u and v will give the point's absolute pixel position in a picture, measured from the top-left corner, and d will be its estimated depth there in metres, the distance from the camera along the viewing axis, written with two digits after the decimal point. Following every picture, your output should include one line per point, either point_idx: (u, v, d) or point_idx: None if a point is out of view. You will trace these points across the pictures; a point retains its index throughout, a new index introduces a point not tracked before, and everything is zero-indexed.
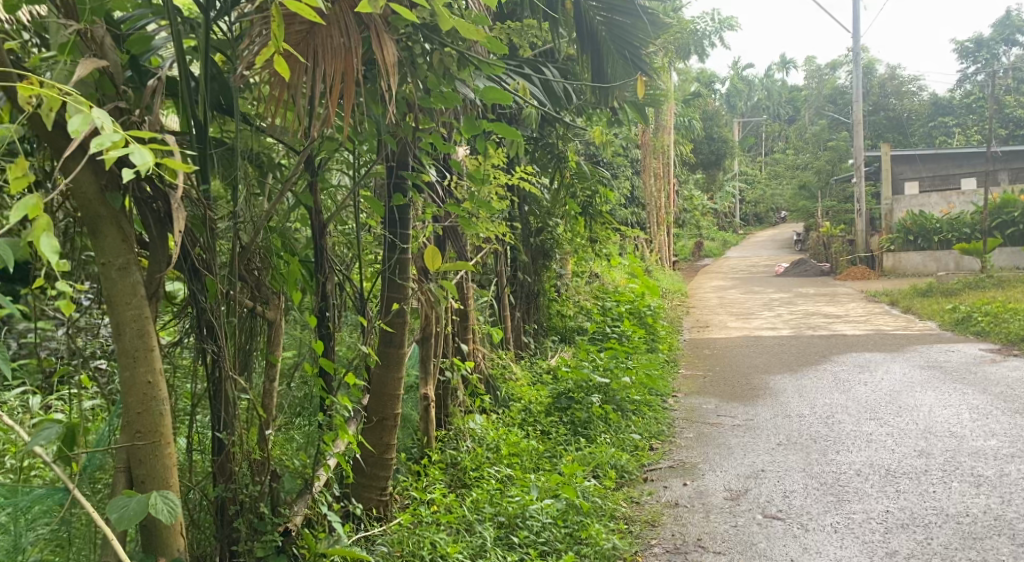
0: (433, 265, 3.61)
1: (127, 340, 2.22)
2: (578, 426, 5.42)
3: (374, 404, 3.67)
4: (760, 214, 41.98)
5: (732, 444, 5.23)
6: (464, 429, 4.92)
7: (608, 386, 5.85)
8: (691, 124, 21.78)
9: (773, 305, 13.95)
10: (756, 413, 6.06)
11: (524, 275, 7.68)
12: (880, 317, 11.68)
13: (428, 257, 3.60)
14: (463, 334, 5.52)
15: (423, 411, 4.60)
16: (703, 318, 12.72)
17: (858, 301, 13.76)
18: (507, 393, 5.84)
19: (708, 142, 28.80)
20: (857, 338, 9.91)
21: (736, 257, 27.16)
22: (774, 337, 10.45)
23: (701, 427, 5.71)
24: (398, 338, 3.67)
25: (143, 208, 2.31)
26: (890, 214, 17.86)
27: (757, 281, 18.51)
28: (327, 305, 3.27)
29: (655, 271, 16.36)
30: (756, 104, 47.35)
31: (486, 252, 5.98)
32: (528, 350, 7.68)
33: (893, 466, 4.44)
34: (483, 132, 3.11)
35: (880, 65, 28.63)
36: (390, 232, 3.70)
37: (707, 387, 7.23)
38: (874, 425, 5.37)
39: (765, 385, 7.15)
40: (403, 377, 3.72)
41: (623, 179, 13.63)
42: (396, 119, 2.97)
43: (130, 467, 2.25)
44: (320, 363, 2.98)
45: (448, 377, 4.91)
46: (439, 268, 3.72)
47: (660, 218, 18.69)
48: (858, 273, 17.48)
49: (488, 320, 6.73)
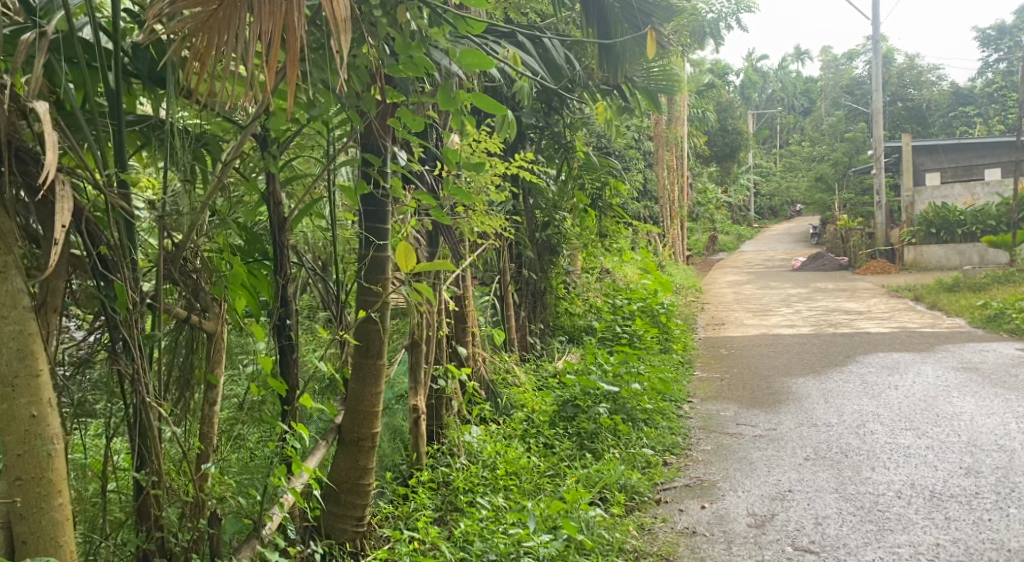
0: (408, 266, 3.15)
1: (4, 364, 1.77)
2: (585, 438, 4.94)
3: (348, 423, 3.25)
4: (775, 207, 41.22)
5: (754, 459, 4.75)
6: (459, 442, 4.49)
7: (618, 394, 5.36)
8: (705, 116, 21.23)
9: (791, 301, 13.40)
10: (779, 422, 5.56)
11: (529, 272, 7.19)
12: (906, 313, 11.12)
13: (401, 257, 3.14)
14: (460, 338, 5.07)
15: (412, 423, 4.20)
16: (719, 316, 12.18)
17: (880, 297, 13.18)
18: (508, 401, 5.39)
19: (722, 134, 28.19)
20: (882, 336, 9.38)
21: (753, 251, 26.50)
22: (793, 335, 9.93)
23: (719, 438, 5.24)
24: (375, 348, 3.23)
25: (30, 196, 1.87)
26: (912, 206, 17.24)
27: (774, 276, 17.92)
28: (288, 313, 2.82)
29: (669, 267, 15.82)
30: (771, 96, 46.58)
31: (486, 248, 5.51)
32: (533, 352, 7.19)
33: (938, 488, 3.94)
34: (463, 107, 2.54)
35: (898, 53, 27.93)
36: (365, 225, 3.25)
37: (724, 391, 6.73)
38: (910, 437, 4.86)
39: (787, 389, 6.66)
40: (383, 391, 3.27)
41: (636, 172, 13.11)
42: (359, 92, 2.51)
43: (9, 524, 1.79)
44: (269, 383, 2.53)
45: (440, 386, 4.48)
46: (415, 268, 3.24)
47: (674, 212, 18.10)
48: (879, 266, 16.87)
49: (490, 321, 6.27)
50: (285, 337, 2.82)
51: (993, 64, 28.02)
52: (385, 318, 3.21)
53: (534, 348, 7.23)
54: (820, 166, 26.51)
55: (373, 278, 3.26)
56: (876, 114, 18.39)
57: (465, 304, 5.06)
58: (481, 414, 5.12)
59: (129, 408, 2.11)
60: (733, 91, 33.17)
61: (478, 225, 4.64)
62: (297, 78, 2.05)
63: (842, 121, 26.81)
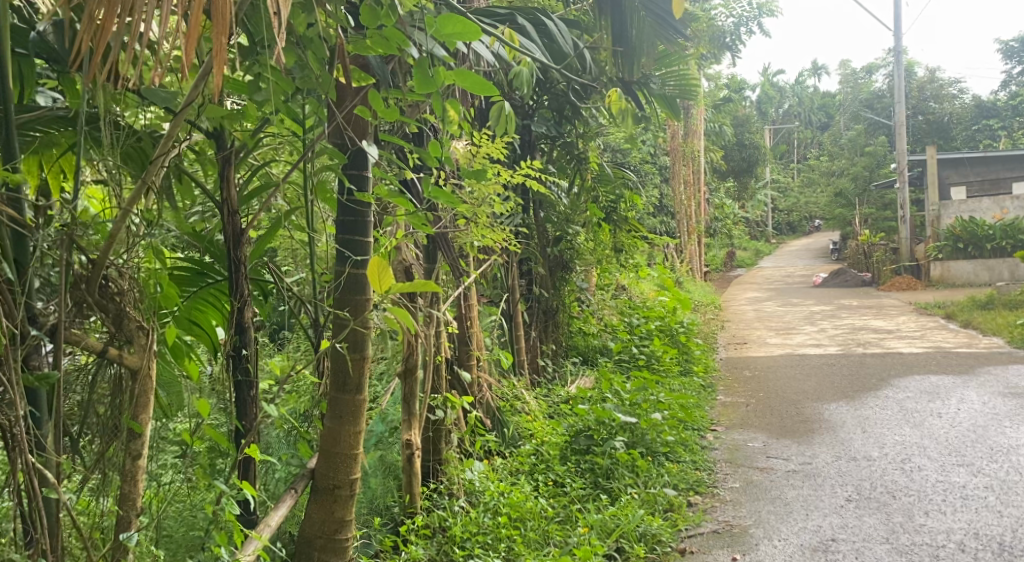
0: (381, 291, 2.66)
1: None
2: (599, 475, 4.45)
3: (322, 468, 2.83)
4: (793, 222, 40.55)
5: (789, 498, 4.25)
6: (458, 481, 4.05)
7: (636, 425, 4.87)
8: (722, 130, 20.80)
9: (815, 319, 12.84)
10: (813, 454, 5.05)
11: (540, 289, 6.71)
12: (938, 332, 10.57)
13: (372, 281, 2.65)
14: (463, 361, 4.61)
15: (405, 460, 3.75)
16: (740, 334, 11.63)
17: (909, 314, 12.63)
18: (514, 430, 4.93)
19: (739, 149, 27.61)
20: (916, 356, 8.85)
21: (772, 268, 25.84)
22: (821, 355, 9.38)
23: (748, 473, 4.73)
24: (354, 381, 2.81)
25: None
26: (938, 220, 16.70)
27: (795, 293, 17.34)
28: (245, 343, 2.45)
29: (686, 284, 15.28)
30: (788, 111, 46.02)
31: (489, 264, 5.04)
32: (544, 375, 6.68)
33: (1007, 541, 3.48)
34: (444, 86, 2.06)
35: (918, 67, 27.40)
36: (341, 238, 2.82)
37: (750, 419, 6.21)
38: (965, 475, 4.36)
39: (819, 416, 6.14)
40: (364, 430, 2.85)
41: (652, 186, 12.61)
42: (315, 71, 2.04)
43: None
44: (209, 429, 2.17)
45: (438, 417, 4.04)
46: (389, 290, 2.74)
47: (691, 228, 17.53)
48: (904, 282, 16.28)
49: (496, 342, 5.81)
50: (240, 371, 2.46)
51: (1016, 76, 27.49)
52: (365, 350, 2.78)
53: (546, 371, 6.74)
54: (839, 180, 25.93)
55: (351, 299, 2.82)
56: (900, 126, 17.87)
57: (468, 325, 4.64)
58: (485, 447, 4.66)
59: (11, 472, 1.67)
60: (751, 105, 32.62)
61: (479, 238, 4.26)
62: (222, 54, 1.62)
63: (863, 134, 26.23)
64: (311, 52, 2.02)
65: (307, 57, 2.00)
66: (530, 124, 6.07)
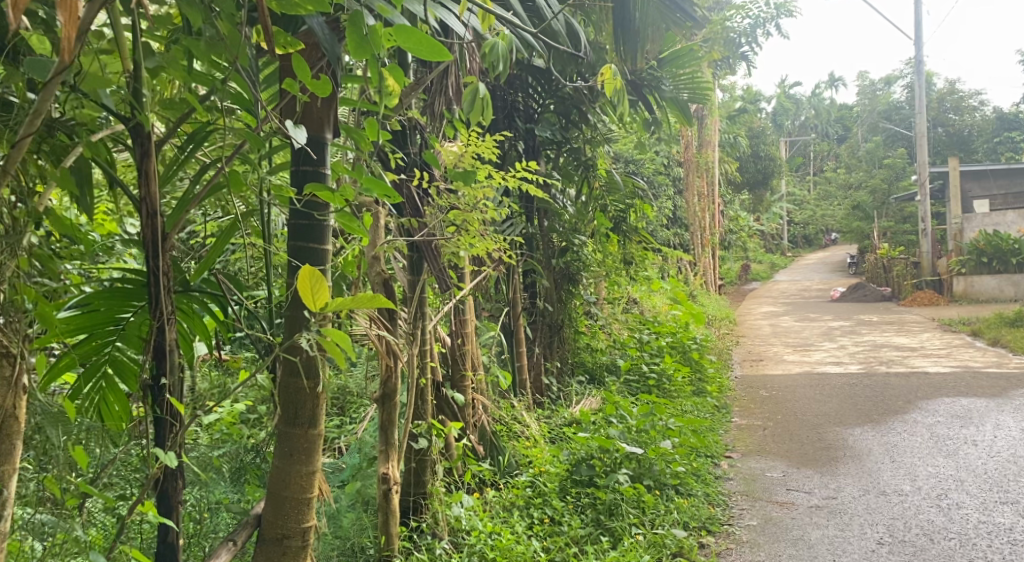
0: (316, 306, 2.20)
1: None
2: (601, 513, 4.01)
3: (270, 514, 2.43)
4: (809, 235, 39.93)
5: (813, 540, 3.81)
6: (444, 518, 3.64)
7: (642, 455, 4.42)
8: (737, 141, 20.28)
9: (834, 335, 12.31)
10: (839, 488, 4.59)
11: (545, 304, 6.24)
12: (964, 350, 10.06)
13: (303, 293, 2.19)
14: (455, 384, 4.18)
15: (382, 497, 3.31)
16: (756, 351, 11.13)
17: (932, 331, 12.09)
18: (511, 457, 4.50)
19: (755, 161, 27.05)
20: (943, 376, 8.36)
21: (790, 281, 25.19)
22: (842, 374, 8.89)
23: (766, 509, 4.28)
24: (306, 412, 2.39)
25: None
26: (961, 234, 16.15)
27: (813, 307, 16.80)
28: (166, 371, 2.10)
29: (699, 299, 14.76)
30: (804, 123, 45.37)
31: (485, 276, 4.61)
32: (548, 396, 6.21)
33: None
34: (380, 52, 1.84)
35: (938, 78, 26.86)
36: (292, 242, 2.40)
37: (769, 445, 5.74)
38: (1010, 516, 3.91)
39: (843, 442, 5.68)
40: (319, 468, 2.44)
41: (664, 198, 12.12)
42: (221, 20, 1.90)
43: None
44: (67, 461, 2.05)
45: (422, 446, 3.61)
46: (327, 304, 2.24)
47: (704, 240, 16.98)
48: (926, 298, 15.74)
49: (494, 360, 5.38)
50: (161, 405, 2.11)
51: None
52: (315, 381, 2.37)
53: (550, 391, 6.26)
54: (857, 193, 25.34)
55: (295, 319, 2.39)
56: (920, 136, 17.34)
57: (460, 344, 4.22)
58: (477, 477, 4.23)
59: None
60: (766, 116, 32.04)
61: (467, 247, 3.85)
62: None
63: (880, 146, 25.67)
64: (225, 18, 1.91)
65: (216, 24, 1.90)
66: (534, 129, 5.62)
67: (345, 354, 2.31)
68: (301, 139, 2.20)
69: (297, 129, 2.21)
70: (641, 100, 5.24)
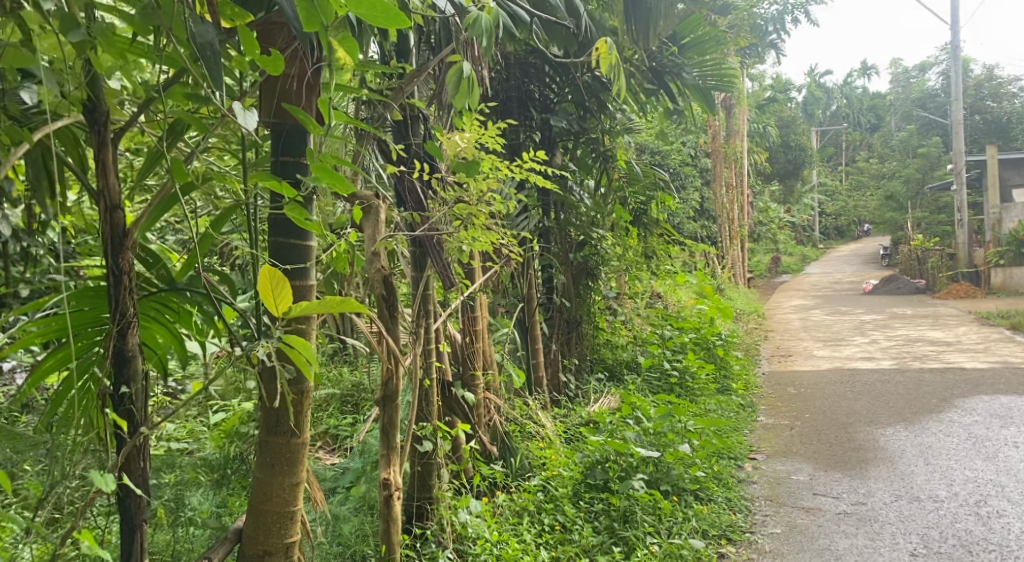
0: (278, 311, 2.05)
1: None
2: (616, 519, 3.82)
3: (251, 528, 2.27)
4: (841, 226, 39.26)
5: (841, 550, 3.59)
6: (449, 525, 3.47)
7: (660, 459, 4.21)
8: (766, 131, 19.92)
9: (867, 329, 11.98)
10: (869, 492, 4.36)
11: (562, 299, 6.05)
12: (1003, 345, 9.71)
13: (263, 296, 2.04)
14: (466, 382, 4.00)
15: (383, 503, 3.13)
16: (785, 346, 10.84)
17: (968, 325, 11.72)
18: (523, 459, 4.32)
19: (785, 151, 26.61)
20: (980, 372, 8.04)
21: (821, 274, 24.73)
22: (874, 370, 8.60)
23: (792, 515, 4.06)
24: (287, 418, 2.23)
25: None
26: (999, 224, 15.68)
27: (844, 300, 16.42)
28: (126, 379, 1.95)
29: (726, 292, 14.46)
30: (836, 112, 44.60)
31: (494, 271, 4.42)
32: (565, 393, 6.02)
33: None
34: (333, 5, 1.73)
35: (973, 64, 26.21)
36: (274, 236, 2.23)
37: (796, 446, 5.51)
38: None
39: (873, 442, 5.44)
40: (303, 479, 2.28)
41: (691, 189, 11.87)
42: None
43: None
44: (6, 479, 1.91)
45: (426, 449, 3.42)
46: (287, 308, 2.09)
47: (732, 232, 16.67)
48: (962, 290, 15.30)
49: (508, 358, 5.20)
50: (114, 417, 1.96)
51: None
52: (279, 391, 2.16)
53: (568, 388, 6.07)
54: (891, 183, 24.80)
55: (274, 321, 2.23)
56: (956, 124, 16.90)
57: (470, 342, 4.04)
58: (487, 481, 4.05)
59: None
60: (797, 105, 31.49)
61: (470, 241, 3.49)
62: None
63: (914, 135, 25.11)
64: None
65: None
66: (550, 119, 5.45)
67: (305, 359, 2.13)
68: (249, 124, 2.04)
69: (247, 114, 2.05)
70: (663, 88, 5.03)
